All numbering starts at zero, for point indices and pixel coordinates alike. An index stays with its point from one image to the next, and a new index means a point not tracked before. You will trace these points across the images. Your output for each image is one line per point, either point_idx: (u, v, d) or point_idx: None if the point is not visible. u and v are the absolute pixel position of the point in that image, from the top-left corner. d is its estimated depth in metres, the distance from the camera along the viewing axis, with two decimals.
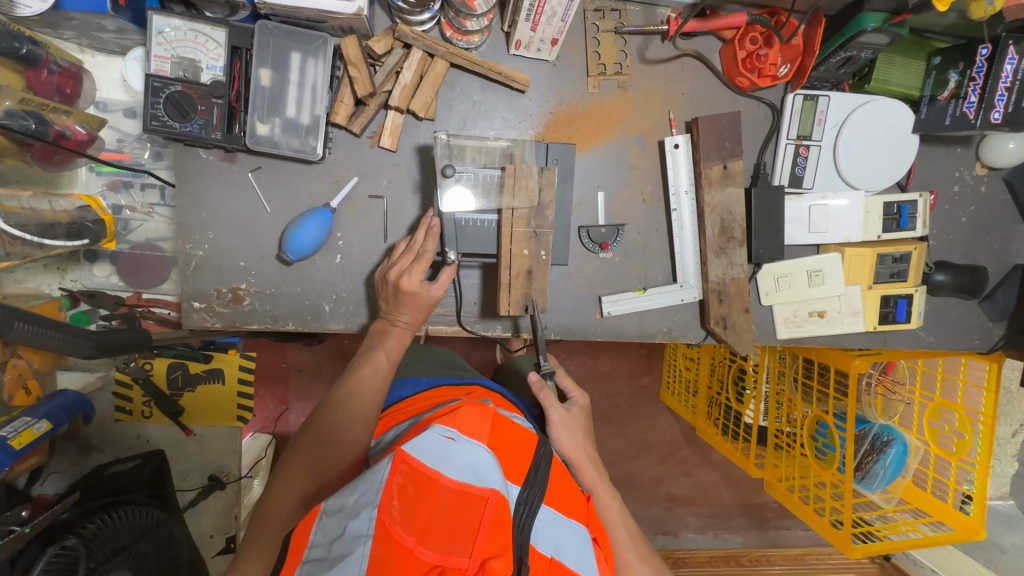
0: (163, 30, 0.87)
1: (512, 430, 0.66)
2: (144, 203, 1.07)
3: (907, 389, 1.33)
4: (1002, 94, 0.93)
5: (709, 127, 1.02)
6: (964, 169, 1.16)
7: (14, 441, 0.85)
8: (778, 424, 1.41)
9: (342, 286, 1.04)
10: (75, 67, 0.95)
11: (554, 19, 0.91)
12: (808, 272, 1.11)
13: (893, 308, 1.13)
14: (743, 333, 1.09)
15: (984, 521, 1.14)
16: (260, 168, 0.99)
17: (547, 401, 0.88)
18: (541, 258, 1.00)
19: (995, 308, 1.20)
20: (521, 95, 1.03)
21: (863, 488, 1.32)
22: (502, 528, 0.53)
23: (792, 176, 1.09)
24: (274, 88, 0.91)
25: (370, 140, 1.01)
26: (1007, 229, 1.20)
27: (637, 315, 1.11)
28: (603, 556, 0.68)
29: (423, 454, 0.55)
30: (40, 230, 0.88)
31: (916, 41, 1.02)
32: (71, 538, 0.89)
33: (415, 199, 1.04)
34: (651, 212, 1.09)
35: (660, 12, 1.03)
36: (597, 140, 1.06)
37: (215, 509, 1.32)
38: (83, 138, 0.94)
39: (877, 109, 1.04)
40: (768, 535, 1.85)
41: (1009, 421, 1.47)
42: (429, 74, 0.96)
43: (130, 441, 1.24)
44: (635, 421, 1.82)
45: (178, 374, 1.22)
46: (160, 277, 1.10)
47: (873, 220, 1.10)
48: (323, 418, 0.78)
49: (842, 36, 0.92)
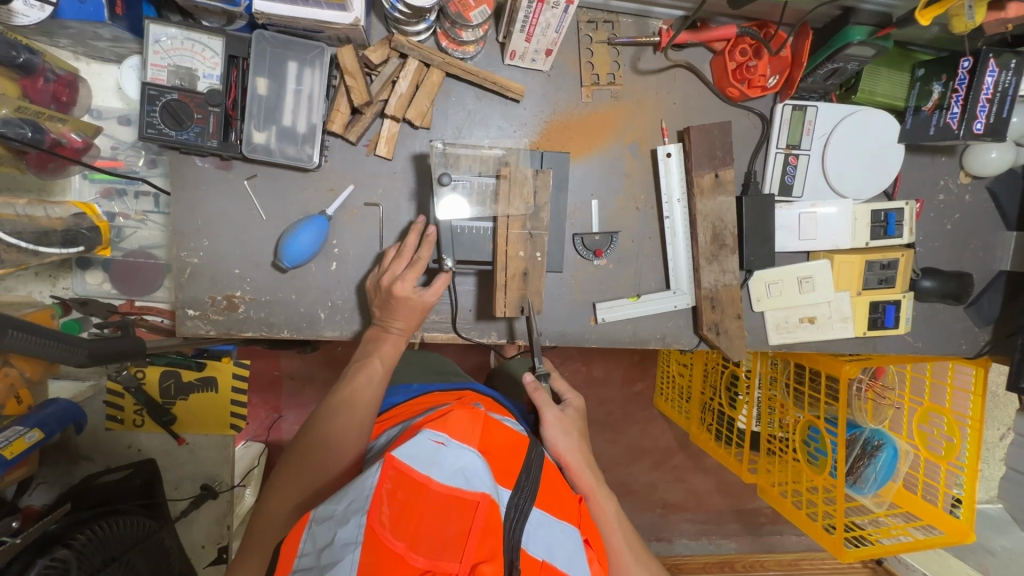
0: (160, 39, 0.87)
1: (502, 434, 0.66)
2: (137, 211, 1.08)
3: (897, 393, 1.33)
4: (983, 105, 0.95)
5: (701, 136, 1.04)
6: (948, 178, 1.18)
7: (6, 450, 0.85)
8: (770, 429, 1.41)
9: (338, 293, 1.04)
10: (72, 75, 0.96)
11: (549, 30, 0.92)
12: (798, 278, 1.12)
13: (882, 313, 1.15)
14: (735, 339, 1.10)
15: (973, 524, 1.15)
16: (256, 176, 1.00)
17: (542, 401, 0.91)
18: (537, 262, 1.01)
19: (981, 313, 1.22)
20: (516, 104, 1.04)
21: (854, 492, 1.36)
22: (493, 531, 0.53)
23: (782, 184, 1.11)
24: (271, 96, 0.91)
25: (366, 148, 1.01)
26: (991, 237, 1.22)
27: (631, 322, 1.12)
28: (595, 557, 0.68)
29: (413, 459, 0.55)
30: (36, 238, 0.87)
31: (900, 53, 1.04)
32: (62, 549, 0.88)
33: (411, 206, 1.04)
34: (645, 220, 1.11)
35: (651, 24, 1.04)
36: (591, 148, 1.07)
37: (205, 519, 1.32)
38: (79, 146, 0.94)
39: (864, 119, 1.06)
40: (761, 540, 1.86)
41: (997, 425, 1.48)
42: (425, 84, 0.98)
43: (119, 450, 1.23)
44: (628, 427, 1.82)
45: (170, 383, 1.21)
46: (154, 284, 1.10)
47: (861, 227, 1.11)
48: (319, 423, 0.77)
49: (829, 48, 0.94)
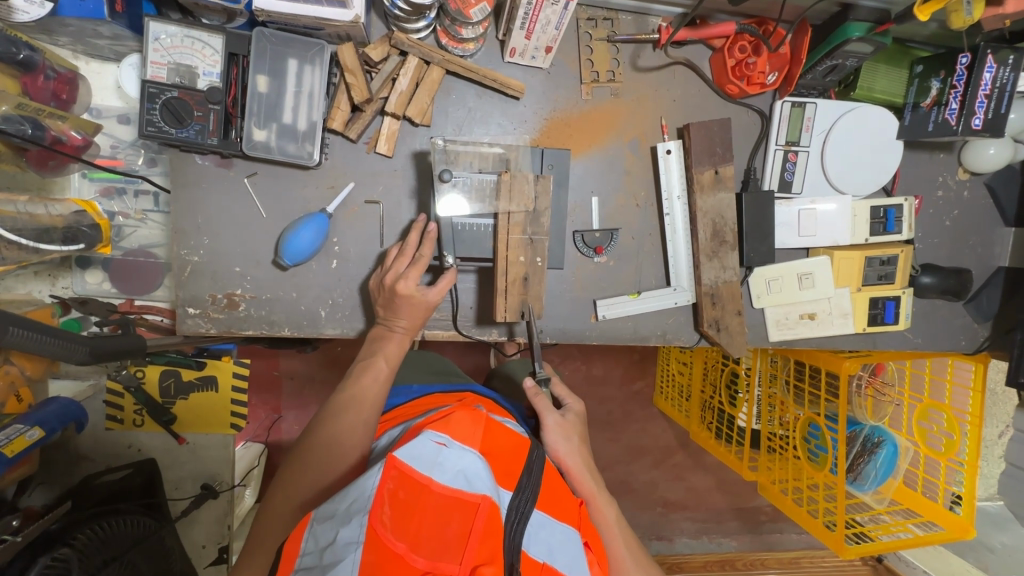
0: (159, 37, 0.87)
1: (504, 435, 0.66)
2: (137, 210, 1.08)
3: (897, 390, 1.34)
4: (981, 101, 0.96)
5: (701, 133, 1.04)
6: (947, 174, 1.19)
7: (7, 448, 0.85)
8: (770, 426, 1.41)
9: (339, 291, 1.04)
10: (72, 73, 0.96)
11: (549, 27, 0.92)
12: (799, 274, 1.12)
13: (882, 309, 1.15)
14: (736, 336, 1.10)
15: (974, 520, 1.15)
16: (257, 174, 1.00)
17: (542, 406, 0.90)
18: (537, 266, 1.00)
19: (981, 309, 1.23)
20: (516, 101, 1.04)
21: (854, 489, 1.36)
22: (493, 533, 0.53)
23: (781, 181, 1.11)
24: (271, 94, 0.91)
25: (366, 146, 1.01)
26: (989, 233, 1.23)
27: (631, 320, 1.12)
28: (595, 559, 0.68)
29: (415, 460, 0.55)
30: (37, 235, 0.87)
31: (899, 50, 1.04)
32: (63, 548, 0.88)
33: (412, 204, 1.04)
34: (645, 217, 1.11)
35: (651, 21, 1.05)
36: (591, 145, 1.08)
37: (206, 519, 1.31)
38: (80, 144, 0.94)
39: (863, 116, 1.06)
40: (762, 539, 1.86)
41: (995, 422, 1.49)
42: (426, 81, 0.98)
43: (121, 450, 1.23)
44: (629, 425, 1.83)
45: (171, 382, 1.21)
46: (154, 283, 1.10)
47: (861, 223, 1.12)
48: (325, 422, 0.77)
49: (828, 45, 0.94)
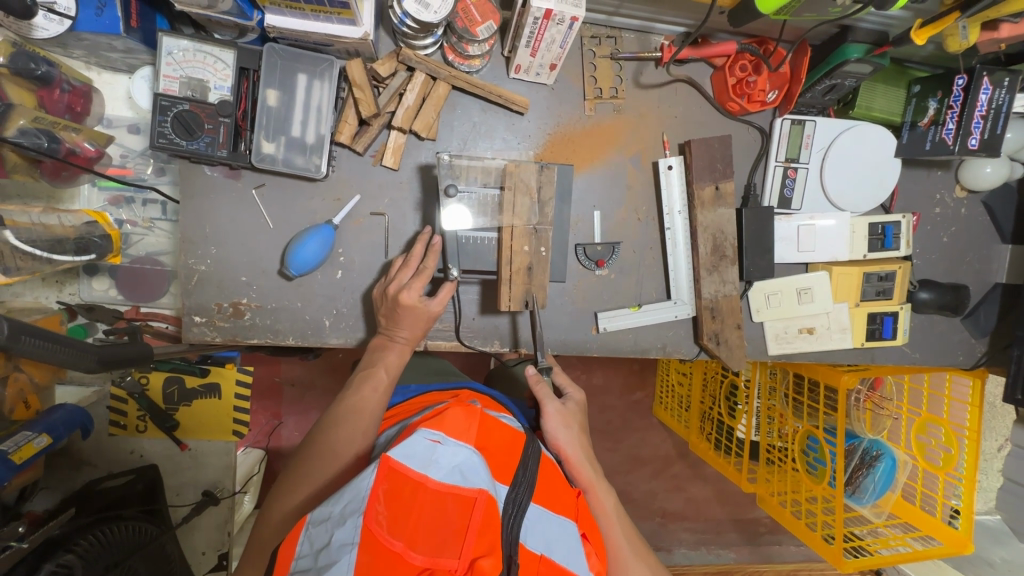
0: (172, 51, 0.89)
1: (500, 430, 0.69)
2: (145, 218, 1.09)
3: (895, 404, 1.35)
4: (978, 122, 0.97)
5: (702, 149, 1.06)
6: (944, 191, 1.20)
7: (15, 455, 0.86)
8: (769, 438, 1.42)
9: (342, 301, 1.05)
10: (87, 86, 0.98)
11: (553, 46, 0.94)
12: (798, 289, 1.14)
13: (880, 325, 1.16)
14: (735, 349, 1.11)
15: (972, 535, 1.15)
16: (264, 185, 1.01)
17: (542, 394, 0.92)
18: (541, 255, 1.01)
19: (978, 325, 1.24)
20: (520, 116, 1.06)
21: (854, 503, 1.35)
22: (491, 526, 0.54)
23: (781, 197, 1.13)
24: (280, 108, 0.93)
25: (373, 159, 1.03)
26: (987, 249, 1.24)
27: (633, 332, 1.13)
28: (594, 551, 0.69)
29: (410, 458, 0.56)
30: (50, 246, 0.88)
31: (897, 69, 1.06)
32: (68, 555, 0.88)
33: (416, 216, 1.06)
34: (646, 230, 1.12)
35: (654, 40, 1.07)
36: (594, 160, 1.09)
37: (207, 525, 1.31)
38: (92, 155, 0.96)
39: (861, 133, 1.08)
40: (760, 550, 1.86)
41: (994, 435, 1.50)
42: (432, 96, 1.00)
43: (123, 456, 1.24)
44: (628, 435, 1.84)
45: (174, 389, 1.22)
46: (158, 291, 1.11)
47: (860, 239, 1.13)
48: (323, 432, 0.78)
49: (827, 65, 0.96)
